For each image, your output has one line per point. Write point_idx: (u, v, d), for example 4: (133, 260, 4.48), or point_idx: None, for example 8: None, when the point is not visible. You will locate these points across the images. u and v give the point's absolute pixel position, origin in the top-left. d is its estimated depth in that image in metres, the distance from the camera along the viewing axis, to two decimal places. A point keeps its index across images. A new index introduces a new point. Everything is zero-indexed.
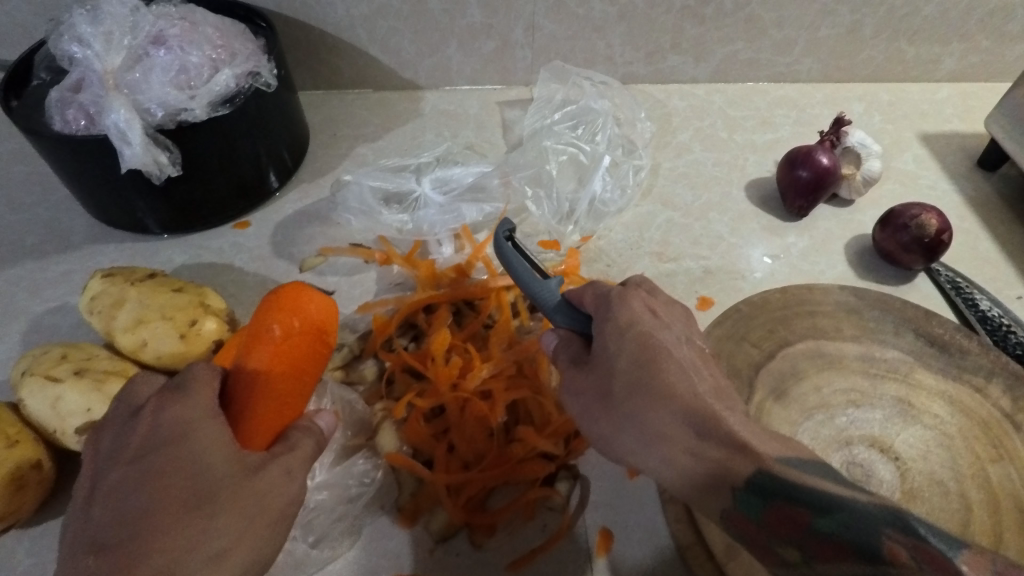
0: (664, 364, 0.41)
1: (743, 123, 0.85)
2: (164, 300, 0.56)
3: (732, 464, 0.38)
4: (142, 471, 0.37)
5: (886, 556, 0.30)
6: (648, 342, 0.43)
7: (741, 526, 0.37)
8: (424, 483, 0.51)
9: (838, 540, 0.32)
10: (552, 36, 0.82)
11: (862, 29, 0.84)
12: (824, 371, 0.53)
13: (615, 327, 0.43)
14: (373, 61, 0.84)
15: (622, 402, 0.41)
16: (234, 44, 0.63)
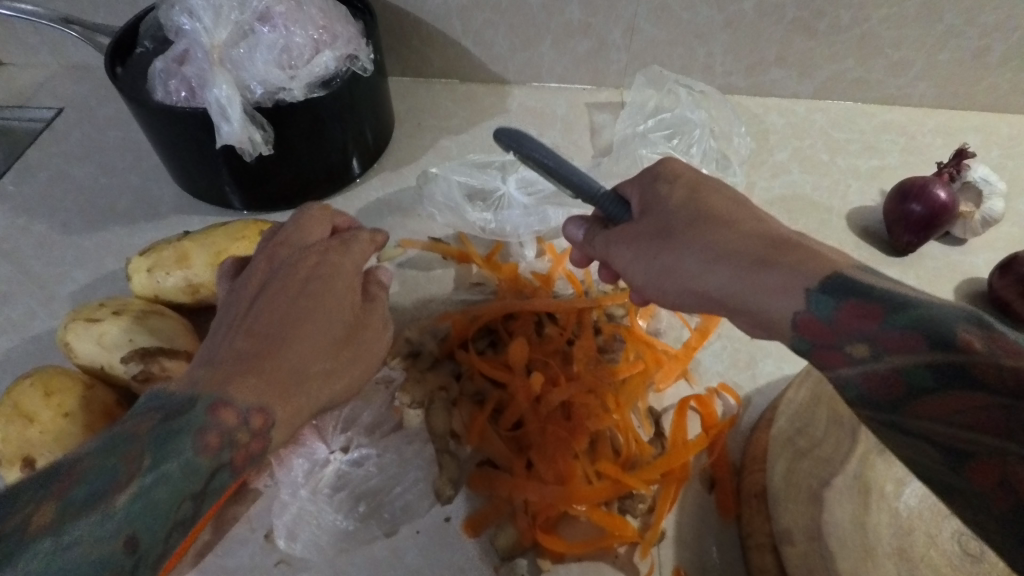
0: (719, 202, 0.41)
1: (846, 146, 0.79)
2: (223, 232, 0.60)
3: (811, 267, 0.35)
4: (306, 304, 0.45)
5: (963, 343, 0.28)
6: (696, 188, 0.43)
7: (813, 332, 0.34)
8: (494, 498, 0.50)
9: (914, 332, 0.30)
10: (651, 41, 0.79)
11: (989, 55, 0.77)
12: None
13: (665, 175, 0.44)
14: (463, 53, 0.82)
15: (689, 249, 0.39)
16: (337, 27, 0.62)
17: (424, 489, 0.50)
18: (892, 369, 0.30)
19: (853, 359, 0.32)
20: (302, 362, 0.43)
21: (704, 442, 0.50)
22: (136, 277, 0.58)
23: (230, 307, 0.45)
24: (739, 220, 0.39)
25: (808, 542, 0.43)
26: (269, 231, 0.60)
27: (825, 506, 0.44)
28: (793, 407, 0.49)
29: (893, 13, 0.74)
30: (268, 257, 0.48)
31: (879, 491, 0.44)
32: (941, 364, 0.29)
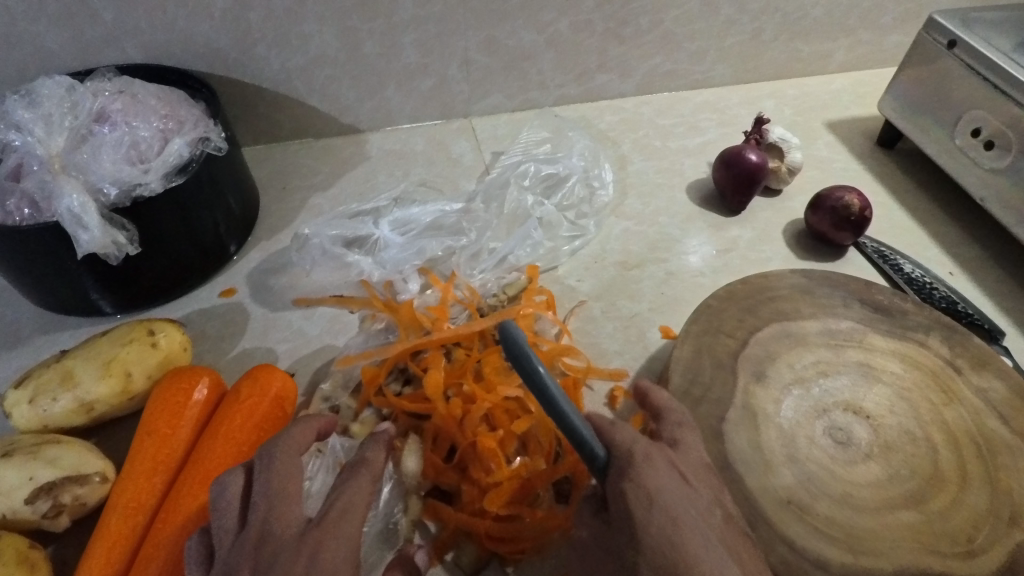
0: (681, 516, 0.39)
1: (673, 130, 0.91)
2: (106, 340, 0.56)
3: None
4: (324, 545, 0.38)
5: None
6: (655, 494, 0.39)
7: None
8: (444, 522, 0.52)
9: None
10: (486, 69, 0.86)
11: (763, 34, 0.93)
12: (794, 346, 0.58)
13: (645, 494, 0.39)
14: (312, 110, 0.84)
15: (662, 462, 0.42)
16: (180, 112, 0.62)
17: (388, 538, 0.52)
18: None
19: None
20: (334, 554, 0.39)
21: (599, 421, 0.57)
22: (17, 411, 0.53)
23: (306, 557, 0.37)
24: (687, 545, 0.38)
25: (720, 473, 0.49)
26: (158, 327, 0.58)
27: (726, 439, 0.51)
28: (681, 364, 0.55)
29: (681, 13, 0.87)
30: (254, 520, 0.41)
31: (764, 414, 0.53)
32: None
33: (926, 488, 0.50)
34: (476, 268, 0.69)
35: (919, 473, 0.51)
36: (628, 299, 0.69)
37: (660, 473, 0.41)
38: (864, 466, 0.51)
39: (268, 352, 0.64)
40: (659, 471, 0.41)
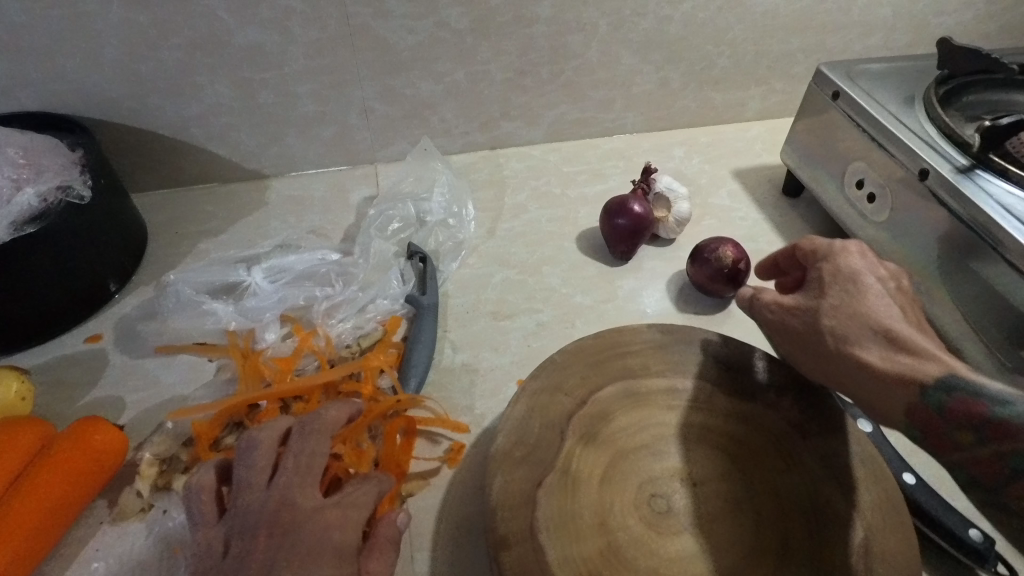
0: (857, 304, 0.50)
1: (576, 177, 0.91)
2: None
3: (924, 372, 0.44)
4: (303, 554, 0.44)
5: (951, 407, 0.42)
6: (841, 270, 0.52)
7: (923, 420, 0.43)
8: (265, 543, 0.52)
9: (935, 418, 0.43)
10: (386, 117, 0.87)
11: (671, 83, 0.93)
12: (732, 388, 0.58)
13: (831, 267, 0.53)
14: (213, 157, 0.86)
15: (839, 293, 0.51)
16: (41, 161, 0.63)
17: None
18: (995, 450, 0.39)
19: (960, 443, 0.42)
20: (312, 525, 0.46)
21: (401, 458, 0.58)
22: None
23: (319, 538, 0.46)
24: (823, 314, 0.51)
25: (523, 542, 0.47)
26: None
27: (536, 505, 0.49)
28: (509, 424, 0.54)
29: (582, 63, 0.87)
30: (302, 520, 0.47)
31: (582, 480, 0.51)
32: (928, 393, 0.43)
33: (739, 566, 0.47)
34: (339, 315, 0.68)
35: (735, 549, 0.48)
36: (491, 351, 0.68)
37: (858, 265, 0.52)
38: (676, 540, 0.48)
39: (117, 401, 0.63)
40: (858, 263, 0.52)
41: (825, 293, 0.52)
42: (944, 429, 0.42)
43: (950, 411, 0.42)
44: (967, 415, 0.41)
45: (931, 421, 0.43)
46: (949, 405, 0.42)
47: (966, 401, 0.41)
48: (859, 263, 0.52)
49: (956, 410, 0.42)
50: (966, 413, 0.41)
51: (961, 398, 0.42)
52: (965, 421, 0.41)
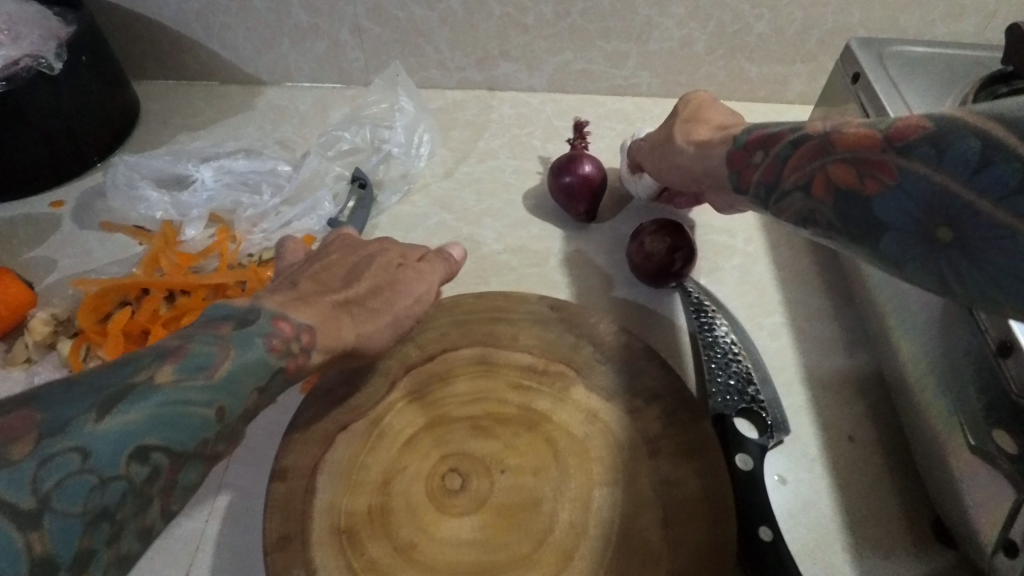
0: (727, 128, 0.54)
1: (563, 133, 0.84)
2: None
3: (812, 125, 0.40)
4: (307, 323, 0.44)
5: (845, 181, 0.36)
6: (698, 115, 0.59)
7: (839, 176, 0.37)
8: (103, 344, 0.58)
9: (876, 174, 0.34)
10: (379, 39, 0.84)
11: (694, 45, 0.82)
12: (600, 382, 0.51)
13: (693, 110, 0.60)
14: (214, 56, 0.88)
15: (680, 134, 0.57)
16: (20, 29, 0.68)
17: None
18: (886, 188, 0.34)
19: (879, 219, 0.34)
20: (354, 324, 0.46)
21: None
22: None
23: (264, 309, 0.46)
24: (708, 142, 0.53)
25: (300, 479, 0.46)
26: None
27: (330, 447, 0.47)
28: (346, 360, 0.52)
29: (590, 6, 0.79)
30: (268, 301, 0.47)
31: (387, 435, 0.48)
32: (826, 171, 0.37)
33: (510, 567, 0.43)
34: (261, 227, 0.69)
35: (515, 549, 0.43)
36: None
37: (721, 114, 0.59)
38: (454, 520, 0.44)
39: (51, 264, 0.69)
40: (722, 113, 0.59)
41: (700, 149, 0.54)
42: (828, 185, 0.37)
43: (877, 178, 0.34)
44: (842, 176, 0.36)
45: (823, 201, 0.38)
46: (855, 176, 0.35)
47: (842, 166, 0.36)
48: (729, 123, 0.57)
49: (854, 153, 0.36)
50: (821, 152, 0.38)
51: (871, 169, 0.35)
52: (862, 170, 0.35)
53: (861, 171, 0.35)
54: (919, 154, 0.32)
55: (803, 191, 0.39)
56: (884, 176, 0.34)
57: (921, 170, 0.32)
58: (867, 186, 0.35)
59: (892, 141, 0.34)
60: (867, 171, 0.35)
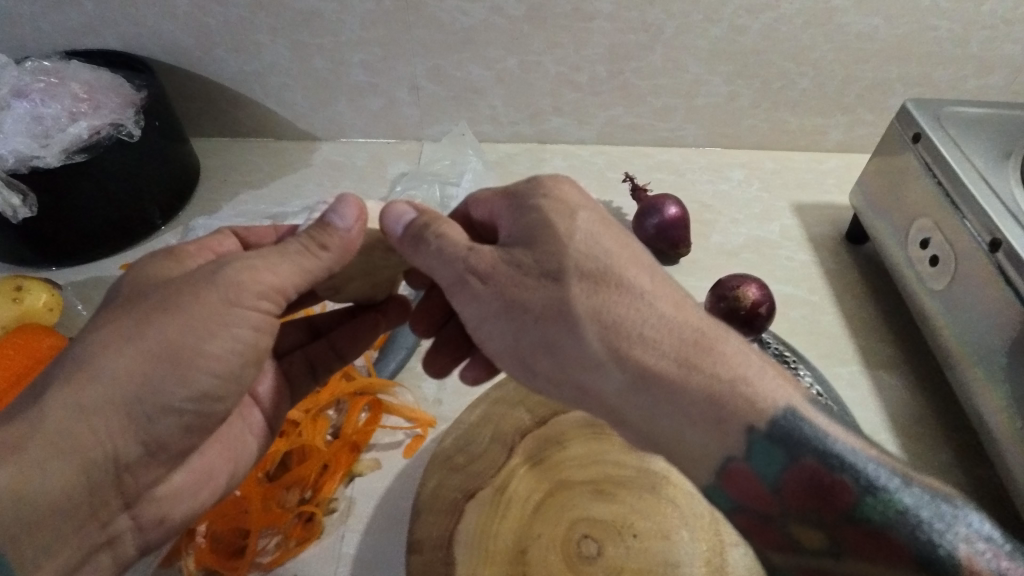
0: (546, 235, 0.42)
1: (617, 185, 0.87)
2: None
3: (757, 406, 0.38)
4: (75, 380, 0.38)
5: (839, 498, 0.35)
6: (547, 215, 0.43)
7: (746, 475, 0.38)
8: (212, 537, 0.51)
9: (843, 488, 0.35)
10: (435, 96, 0.86)
11: (740, 99, 0.86)
12: None
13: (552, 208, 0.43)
14: (270, 113, 0.89)
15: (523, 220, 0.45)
16: (100, 98, 0.69)
17: None
18: (856, 567, 0.34)
19: (791, 535, 0.37)
20: (109, 368, 0.38)
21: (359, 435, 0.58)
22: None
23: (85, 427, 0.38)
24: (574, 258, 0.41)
25: (435, 551, 0.46)
26: (27, 285, 0.64)
27: (460, 517, 0.48)
28: (461, 427, 0.53)
29: (642, 66, 0.82)
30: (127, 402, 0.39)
31: (514, 502, 0.49)
32: (786, 451, 0.37)
33: None
34: None
35: None
36: None
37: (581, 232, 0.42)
38: None
39: None
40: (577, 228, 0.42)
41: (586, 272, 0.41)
42: (812, 564, 0.36)
43: (866, 538, 0.34)
44: (807, 534, 0.36)
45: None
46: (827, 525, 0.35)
47: (801, 480, 0.36)
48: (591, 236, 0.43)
49: (805, 494, 0.36)
50: (818, 496, 0.36)
51: (835, 489, 0.35)
52: (773, 492, 0.37)
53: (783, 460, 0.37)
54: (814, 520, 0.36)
55: (789, 548, 0.37)
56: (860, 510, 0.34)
57: (876, 536, 0.34)
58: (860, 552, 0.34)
59: (860, 527, 0.34)
60: (865, 527, 0.34)
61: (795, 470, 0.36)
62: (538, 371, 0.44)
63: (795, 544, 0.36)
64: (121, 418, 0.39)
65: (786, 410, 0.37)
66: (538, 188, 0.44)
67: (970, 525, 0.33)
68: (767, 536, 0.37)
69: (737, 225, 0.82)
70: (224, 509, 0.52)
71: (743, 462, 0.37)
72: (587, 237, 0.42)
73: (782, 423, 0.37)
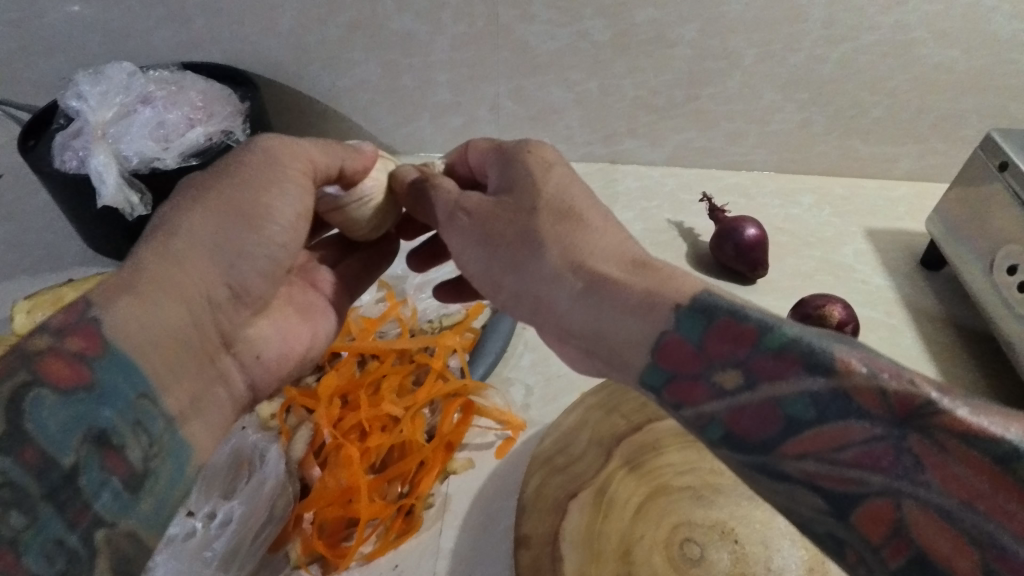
0: (521, 188, 0.46)
1: (689, 206, 0.89)
2: (98, 281, 0.68)
3: (671, 291, 0.38)
4: (160, 237, 0.44)
5: (824, 397, 0.31)
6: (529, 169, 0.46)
7: (674, 351, 0.37)
8: (304, 534, 0.53)
9: (788, 357, 0.33)
10: (514, 116, 0.90)
11: (812, 126, 0.88)
12: None
13: (541, 162, 0.47)
14: (355, 128, 0.93)
15: (496, 172, 0.49)
16: (214, 106, 0.73)
17: (224, 522, 0.52)
18: (768, 395, 0.33)
19: (719, 387, 0.35)
20: (172, 230, 0.44)
21: (454, 436, 0.58)
22: (17, 317, 0.65)
23: (164, 269, 0.43)
24: (542, 202, 0.45)
25: (543, 545, 0.48)
26: None
27: (564, 515, 0.49)
28: (559, 430, 0.55)
29: (719, 91, 0.85)
30: (184, 239, 0.44)
31: (616, 503, 0.50)
32: (757, 339, 0.34)
33: None
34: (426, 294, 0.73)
35: None
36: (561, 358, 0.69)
37: (550, 187, 0.45)
38: None
39: None
40: (550, 187, 0.45)
41: (558, 216, 0.44)
42: (734, 403, 0.35)
43: (820, 438, 0.32)
44: (757, 432, 0.34)
45: (747, 433, 0.34)
46: (816, 421, 0.32)
47: (718, 338, 0.36)
48: (560, 190, 0.45)
49: (756, 408, 0.34)
50: (734, 342, 0.35)
51: (822, 395, 0.32)
52: (725, 354, 0.35)
53: (818, 396, 0.32)
54: (798, 407, 0.32)
55: (716, 395, 0.35)
56: (863, 406, 0.31)
57: (854, 438, 0.31)
58: (816, 444, 0.32)
59: (847, 394, 0.31)
60: (869, 429, 0.30)
61: (711, 329, 0.36)
62: (538, 322, 0.45)
63: (718, 391, 0.35)
64: (208, 261, 0.45)
65: (721, 317, 0.36)
66: (524, 146, 0.48)
67: (903, 379, 0.31)
68: (697, 395, 0.36)
69: (810, 248, 0.83)
70: (331, 499, 0.53)
71: (673, 333, 0.37)
72: (557, 193, 0.45)
73: (704, 298, 0.37)
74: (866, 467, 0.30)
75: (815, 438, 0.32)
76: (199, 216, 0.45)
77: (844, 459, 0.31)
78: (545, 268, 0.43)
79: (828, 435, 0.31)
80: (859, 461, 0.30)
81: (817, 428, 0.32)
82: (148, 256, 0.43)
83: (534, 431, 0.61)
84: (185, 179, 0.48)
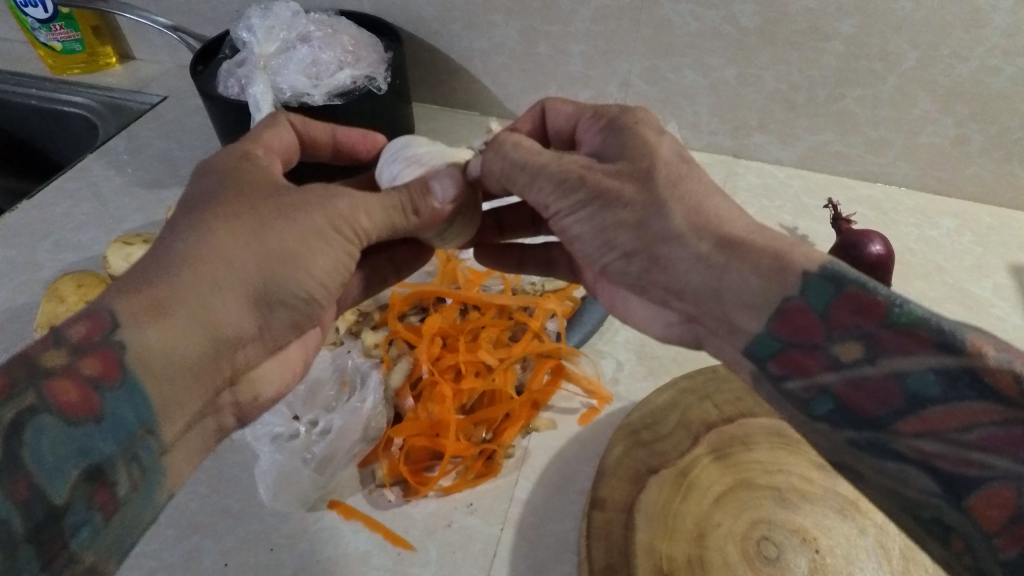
0: (634, 151, 0.43)
1: (813, 211, 0.85)
2: None
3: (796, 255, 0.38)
4: (197, 262, 0.40)
5: (944, 384, 0.32)
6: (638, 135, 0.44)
7: (790, 321, 0.37)
8: (390, 457, 0.57)
9: (913, 336, 0.33)
10: (643, 95, 0.89)
11: (969, 144, 0.80)
12: None
13: (650, 126, 0.45)
14: (483, 90, 0.96)
15: (592, 134, 0.48)
16: (362, 52, 0.78)
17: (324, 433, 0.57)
18: (890, 370, 0.34)
19: (834, 359, 0.36)
20: (218, 256, 0.40)
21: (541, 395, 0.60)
22: None
23: (196, 299, 0.39)
24: (661, 159, 0.42)
25: (617, 510, 0.48)
26: None
27: (642, 487, 0.50)
28: (649, 406, 0.55)
29: (868, 94, 0.80)
30: (229, 272, 0.41)
31: (695, 487, 0.50)
32: (876, 318, 0.34)
33: None
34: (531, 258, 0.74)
35: None
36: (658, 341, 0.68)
37: (664, 147, 0.43)
38: None
39: None
40: (665, 147, 0.43)
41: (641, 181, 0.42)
42: (851, 376, 0.35)
43: (945, 417, 0.32)
44: (870, 410, 0.35)
45: (862, 407, 0.35)
46: (932, 411, 0.32)
47: (834, 313, 0.36)
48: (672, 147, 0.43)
49: (871, 386, 0.35)
50: (860, 313, 0.35)
51: (941, 378, 0.32)
52: (845, 326, 0.36)
53: (941, 371, 0.32)
54: (918, 383, 0.33)
55: (832, 367, 0.36)
56: (982, 399, 0.31)
57: (977, 421, 0.31)
58: (937, 426, 0.32)
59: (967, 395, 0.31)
60: (988, 417, 0.31)
61: (839, 299, 0.36)
62: (645, 282, 0.43)
63: (834, 362, 0.36)
64: (233, 302, 0.41)
65: (847, 287, 0.36)
66: (629, 113, 0.46)
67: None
68: (810, 365, 0.37)
69: (943, 275, 0.77)
70: (420, 429, 0.57)
71: (798, 299, 0.37)
72: (673, 156, 0.43)
73: (832, 266, 0.36)
74: (987, 455, 0.31)
75: (939, 422, 0.32)
76: (246, 248, 0.41)
77: (968, 442, 0.31)
78: (667, 228, 0.40)
79: (948, 421, 0.32)
80: (980, 448, 0.31)
81: (946, 410, 0.32)
82: (179, 287, 0.39)
83: (619, 406, 0.61)
84: (246, 188, 0.44)
